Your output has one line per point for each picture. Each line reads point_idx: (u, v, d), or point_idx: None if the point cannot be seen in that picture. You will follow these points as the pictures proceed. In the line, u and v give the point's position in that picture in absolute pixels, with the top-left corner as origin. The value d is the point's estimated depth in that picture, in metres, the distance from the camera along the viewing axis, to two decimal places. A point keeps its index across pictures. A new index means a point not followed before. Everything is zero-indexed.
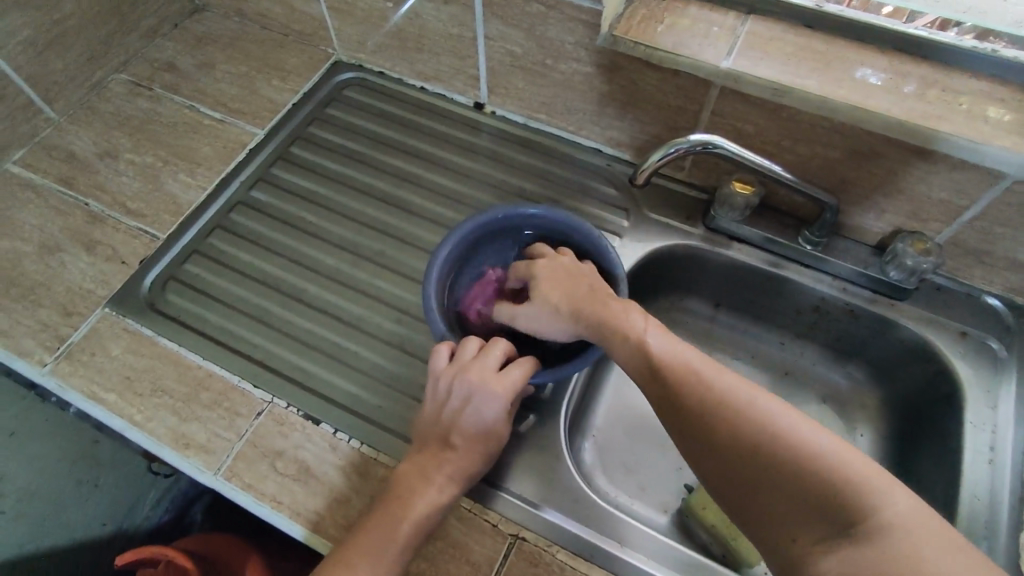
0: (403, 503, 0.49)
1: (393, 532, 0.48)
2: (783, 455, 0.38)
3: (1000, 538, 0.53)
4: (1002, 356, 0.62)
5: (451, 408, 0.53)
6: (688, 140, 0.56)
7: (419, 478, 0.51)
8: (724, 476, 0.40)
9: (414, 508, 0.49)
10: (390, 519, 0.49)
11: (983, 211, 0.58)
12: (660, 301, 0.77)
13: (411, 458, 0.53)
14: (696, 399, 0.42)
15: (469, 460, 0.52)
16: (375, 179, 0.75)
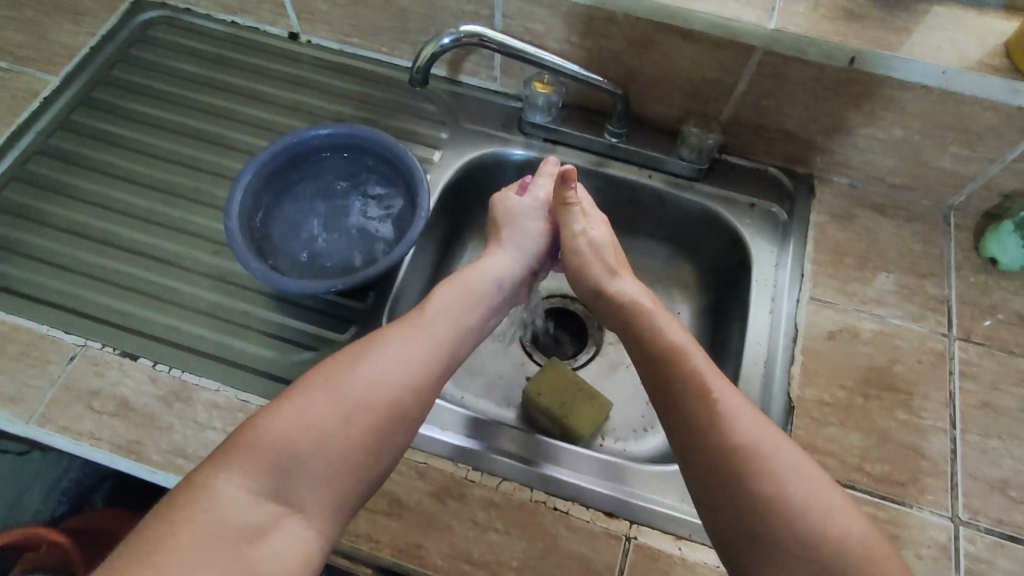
0: (348, 372, 0.47)
1: (332, 403, 0.45)
2: (742, 418, 0.46)
3: (775, 372, 0.60)
4: (784, 220, 0.69)
5: (393, 352, 0.49)
6: (459, 31, 0.57)
7: (361, 351, 0.49)
8: (686, 421, 0.47)
9: (358, 381, 0.47)
10: (335, 390, 0.46)
11: (748, 87, 0.63)
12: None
13: (321, 384, 0.46)
14: (693, 369, 0.49)
15: (418, 338, 0.51)
16: (188, 117, 0.73)
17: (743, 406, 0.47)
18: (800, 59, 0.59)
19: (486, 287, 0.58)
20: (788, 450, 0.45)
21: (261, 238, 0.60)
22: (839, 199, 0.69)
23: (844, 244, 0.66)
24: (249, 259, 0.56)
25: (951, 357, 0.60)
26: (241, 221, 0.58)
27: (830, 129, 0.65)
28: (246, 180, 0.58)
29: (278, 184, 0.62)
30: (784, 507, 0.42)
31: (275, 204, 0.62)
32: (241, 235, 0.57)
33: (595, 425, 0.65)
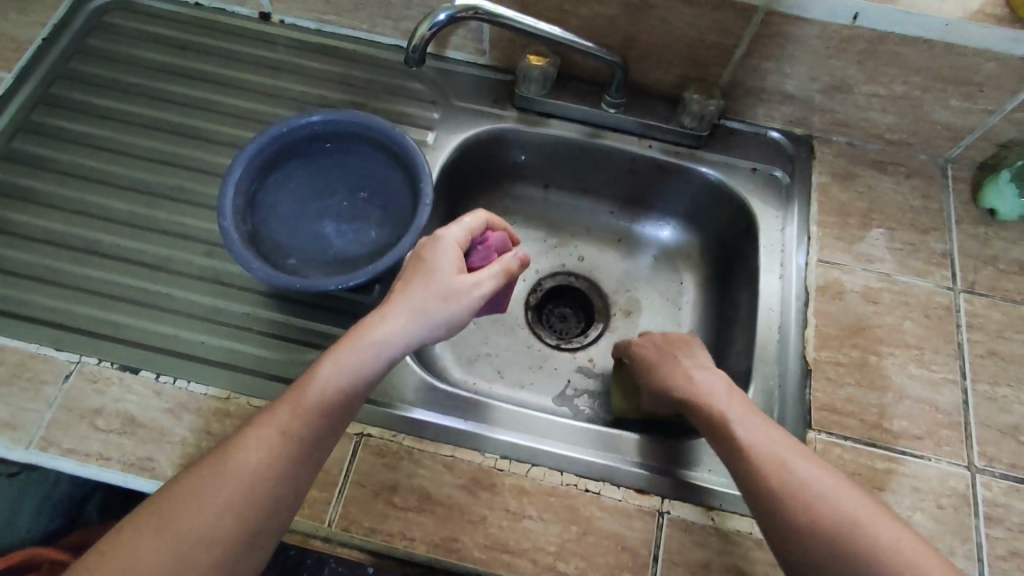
0: (208, 486, 0.42)
1: (192, 519, 0.41)
2: (819, 491, 0.44)
3: (790, 336, 0.60)
4: (786, 182, 0.68)
5: (247, 464, 0.43)
6: (455, 5, 0.53)
7: (221, 456, 0.43)
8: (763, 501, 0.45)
9: (210, 504, 0.41)
10: (184, 513, 0.41)
11: (748, 49, 0.62)
12: (492, 190, 0.77)
13: (164, 510, 0.42)
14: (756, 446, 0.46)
15: (290, 424, 0.44)
16: (160, 110, 0.68)
17: (815, 477, 0.44)
18: (801, 18, 0.57)
19: (369, 364, 0.46)
20: (840, 486, 0.44)
21: (257, 236, 0.57)
22: (839, 158, 0.69)
23: (847, 203, 0.66)
24: (248, 259, 0.53)
25: (958, 310, 0.61)
26: (235, 219, 0.54)
27: (830, 88, 0.64)
28: (236, 175, 0.55)
29: (269, 178, 0.59)
30: (848, 538, 0.42)
31: (267, 198, 0.59)
32: (238, 234, 0.54)
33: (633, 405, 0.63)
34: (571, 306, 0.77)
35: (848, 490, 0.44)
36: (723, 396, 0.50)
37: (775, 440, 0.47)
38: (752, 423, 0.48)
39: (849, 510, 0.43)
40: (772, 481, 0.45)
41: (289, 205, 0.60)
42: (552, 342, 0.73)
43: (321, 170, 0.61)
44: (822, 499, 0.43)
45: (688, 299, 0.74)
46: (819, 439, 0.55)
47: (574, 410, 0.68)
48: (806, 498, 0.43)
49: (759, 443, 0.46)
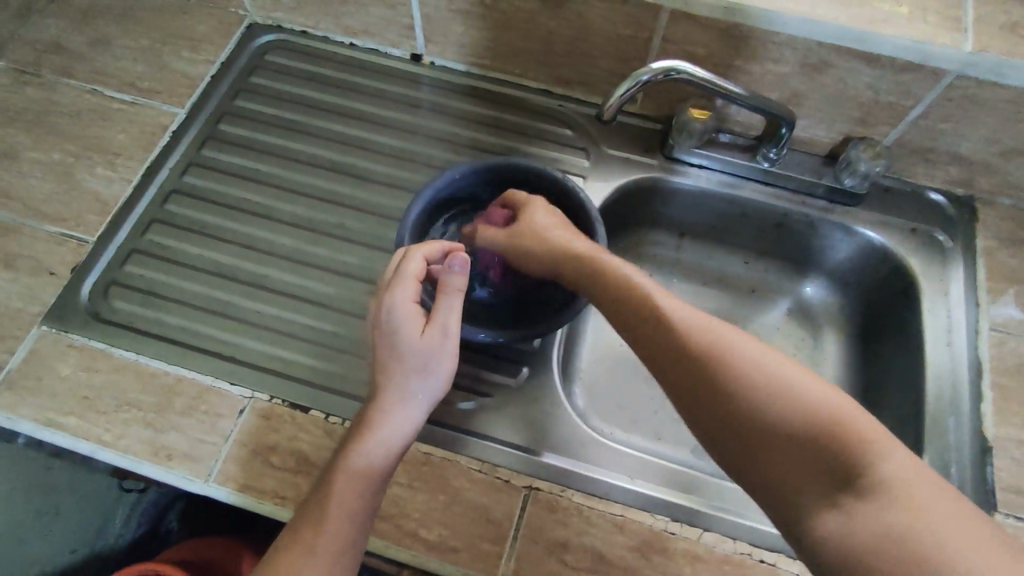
0: (314, 526, 0.45)
1: (303, 564, 0.43)
2: (824, 413, 0.40)
3: (964, 409, 0.58)
4: (948, 246, 0.66)
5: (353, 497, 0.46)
6: (654, 66, 0.53)
7: (333, 491, 0.46)
8: (752, 444, 0.41)
9: (323, 544, 0.44)
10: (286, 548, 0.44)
11: (925, 110, 0.60)
12: (627, 233, 0.77)
13: (289, 537, 0.45)
14: (740, 372, 0.42)
15: (374, 447, 0.47)
16: (319, 148, 0.70)
17: (810, 396, 0.40)
18: (993, 83, 0.56)
19: (419, 390, 0.49)
20: (827, 409, 0.40)
21: None
22: (1005, 221, 0.66)
23: (1016, 269, 0.64)
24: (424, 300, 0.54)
25: None
26: None
27: (1008, 152, 0.62)
28: (414, 217, 0.57)
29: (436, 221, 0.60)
30: (850, 471, 0.38)
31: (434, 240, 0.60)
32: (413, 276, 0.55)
33: None
34: None
35: (824, 384, 0.41)
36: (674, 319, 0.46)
37: (768, 365, 0.42)
38: (720, 346, 0.44)
39: (830, 450, 0.39)
40: (748, 427, 0.41)
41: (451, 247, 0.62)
42: None
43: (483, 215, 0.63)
44: (807, 435, 0.39)
45: (828, 356, 0.72)
46: (1009, 523, 0.52)
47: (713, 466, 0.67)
48: (782, 425, 0.40)
49: (727, 379, 0.42)
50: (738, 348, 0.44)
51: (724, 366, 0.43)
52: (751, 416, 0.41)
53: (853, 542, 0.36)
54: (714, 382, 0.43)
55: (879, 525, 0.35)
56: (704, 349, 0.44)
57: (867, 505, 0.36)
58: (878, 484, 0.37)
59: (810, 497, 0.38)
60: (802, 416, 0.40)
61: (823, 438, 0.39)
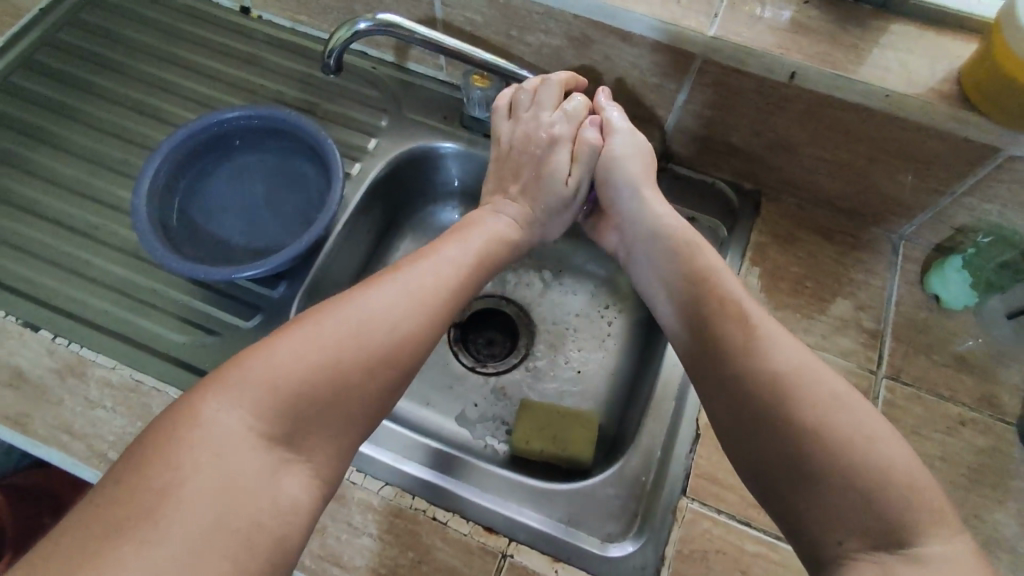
0: (314, 339, 0.45)
1: (290, 377, 0.43)
2: (810, 362, 0.45)
3: (689, 394, 0.58)
4: (724, 238, 0.66)
5: (378, 350, 0.46)
6: (376, 17, 0.56)
7: (335, 315, 0.46)
8: (747, 378, 0.46)
9: (302, 378, 0.43)
10: (373, 366, 0.45)
11: (690, 96, 0.61)
12: (437, 202, 0.76)
13: (287, 370, 0.43)
14: (738, 311, 0.49)
15: (404, 294, 0.49)
16: (127, 88, 0.71)
17: (813, 359, 0.46)
18: (740, 70, 0.56)
19: (461, 264, 0.55)
20: (856, 400, 0.43)
21: (174, 233, 0.59)
22: (784, 220, 0.66)
23: (781, 266, 0.64)
24: (158, 250, 0.54)
25: (875, 397, 0.57)
26: (149, 216, 0.56)
27: (775, 146, 0.62)
28: (149, 175, 0.57)
29: (185, 178, 0.60)
30: (851, 443, 0.41)
31: (184, 197, 0.60)
32: (150, 230, 0.55)
33: (524, 445, 0.64)
34: (496, 329, 0.76)
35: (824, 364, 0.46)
36: (703, 275, 0.53)
37: (756, 315, 0.49)
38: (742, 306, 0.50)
39: (871, 428, 0.41)
40: (741, 367, 0.46)
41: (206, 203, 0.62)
42: (468, 363, 0.73)
43: (240, 167, 0.64)
44: (833, 405, 0.42)
45: (612, 342, 0.72)
46: (691, 508, 0.52)
47: (473, 436, 0.68)
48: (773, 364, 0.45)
49: (734, 332, 0.48)
50: (741, 297, 0.51)
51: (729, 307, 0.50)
52: (755, 369, 0.46)
53: (815, 505, 0.40)
54: (728, 322, 0.49)
55: (886, 498, 0.39)
56: (727, 308, 0.50)
57: (852, 469, 0.40)
58: (888, 475, 0.39)
59: (809, 458, 0.41)
60: (780, 357, 0.46)
61: (854, 416, 0.42)
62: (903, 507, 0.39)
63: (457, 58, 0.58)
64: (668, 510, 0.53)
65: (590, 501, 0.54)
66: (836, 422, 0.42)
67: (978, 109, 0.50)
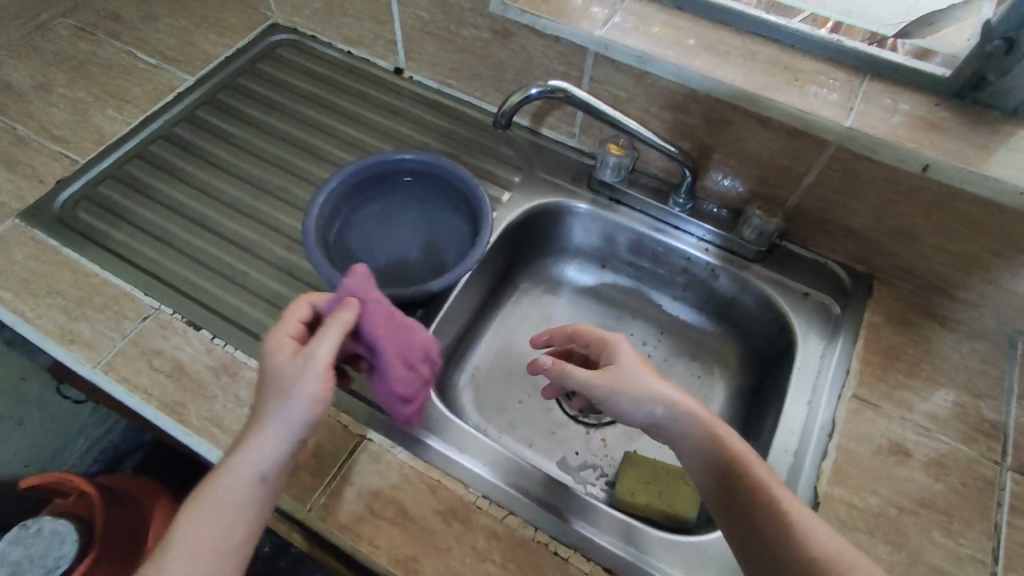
0: None
1: None
2: (826, 535, 0.46)
3: (805, 463, 0.59)
4: (837, 315, 0.68)
5: None
6: (547, 84, 0.62)
7: None
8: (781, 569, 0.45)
9: None
10: None
11: (816, 179, 0.65)
12: (558, 260, 0.82)
13: None
14: (763, 497, 0.47)
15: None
16: (293, 128, 0.80)
17: (829, 532, 0.46)
18: (872, 159, 0.60)
19: (215, 524, 0.42)
20: (847, 542, 0.46)
21: (332, 255, 0.64)
22: (897, 304, 0.68)
23: (896, 348, 0.65)
24: (324, 266, 0.60)
25: (1000, 488, 0.57)
26: (317, 236, 0.62)
27: (896, 234, 0.65)
28: (320, 202, 0.63)
29: (345, 208, 0.67)
30: None
31: (342, 226, 0.67)
32: (317, 248, 0.61)
33: (630, 496, 0.64)
34: None
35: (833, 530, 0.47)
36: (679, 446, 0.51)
37: (779, 494, 0.48)
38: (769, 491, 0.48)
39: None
40: (769, 547, 0.46)
41: (358, 232, 0.68)
42: (570, 412, 0.74)
43: (391, 205, 0.70)
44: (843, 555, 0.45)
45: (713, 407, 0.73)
46: None
47: (575, 481, 0.69)
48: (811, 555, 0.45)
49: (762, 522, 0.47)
50: (764, 475, 0.49)
51: (756, 491, 0.48)
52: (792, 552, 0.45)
53: None
54: (756, 512, 0.47)
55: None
56: (753, 496, 0.48)
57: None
58: None
59: None
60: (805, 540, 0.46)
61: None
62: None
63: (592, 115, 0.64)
64: None
65: (706, 558, 0.54)
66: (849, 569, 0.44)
67: None
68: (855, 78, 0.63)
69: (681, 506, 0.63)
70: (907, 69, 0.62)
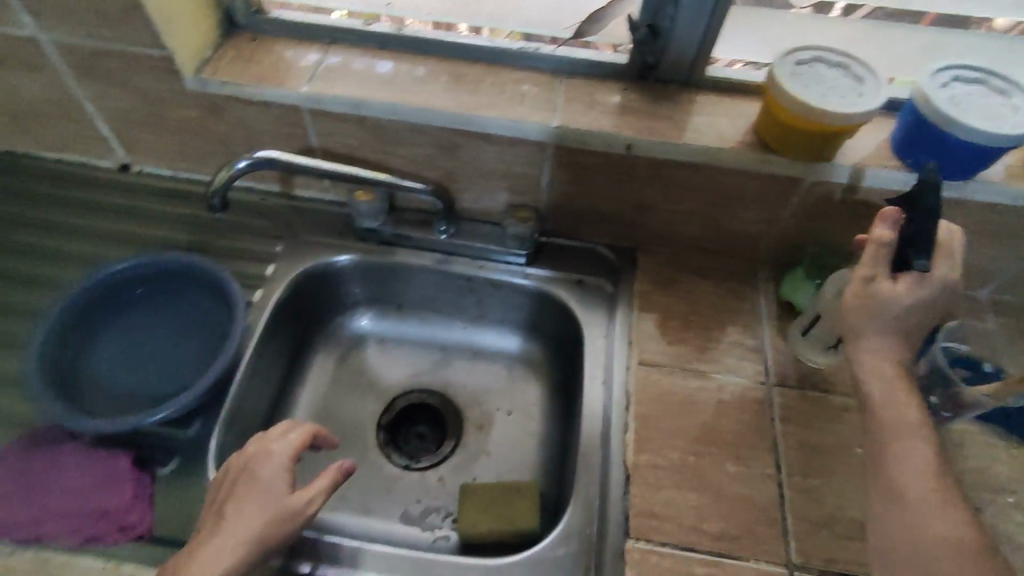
0: None
1: None
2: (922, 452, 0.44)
3: (613, 441, 0.62)
4: (612, 293, 0.74)
5: None
6: (253, 155, 0.60)
7: None
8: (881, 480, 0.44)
9: None
10: None
11: (552, 177, 0.69)
12: (414, 318, 0.81)
13: None
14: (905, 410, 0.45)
15: None
16: (8, 260, 0.70)
17: (899, 432, 0.45)
18: (586, 150, 0.65)
19: None
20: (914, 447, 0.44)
21: (73, 393, 0.58)
22: (659, 268, 0.75)
23: (665, 307, 0.71)
24: (57, 410, 0.54)
25: (772, 405, 0.64)
26: (46, 382, 0.55)
27: (635, 207, 0.71)
28: (39, 342, 0.56)
29: (82, 337, 0.61)
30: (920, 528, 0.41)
31: (82, 356, 0.60)
32: (45, 394, 0.54)
33: (473, 524, 0.64)
34: (425, 422, 0.77)
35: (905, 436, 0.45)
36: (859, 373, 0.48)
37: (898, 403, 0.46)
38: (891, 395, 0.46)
39: (940, 524, 0.41)
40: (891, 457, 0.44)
41: (104, 356, 0.62)
42: (402, 463, 0.73)
43: (139, 317, 0.64)
44: (948, 493, 0.42)
45: (535, 410, 0.76)
46: (637, 547, 0.55)
47: (421, 531, 0.67)
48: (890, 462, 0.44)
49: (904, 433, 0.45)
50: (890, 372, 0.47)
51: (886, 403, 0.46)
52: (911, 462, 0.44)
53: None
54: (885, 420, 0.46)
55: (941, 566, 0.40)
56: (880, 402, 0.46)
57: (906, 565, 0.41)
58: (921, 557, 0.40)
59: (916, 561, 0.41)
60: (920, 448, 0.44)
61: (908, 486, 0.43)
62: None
63: (321, 177, 0.64)
64: (618, 554, 0.55)
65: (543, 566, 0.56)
66: (961, 539, 0.40)
67: (776, 151, 0.62)
68: (554, 80, 0.68)
69: (520, 519, 0.64)
70: (593, 62, 0.68)
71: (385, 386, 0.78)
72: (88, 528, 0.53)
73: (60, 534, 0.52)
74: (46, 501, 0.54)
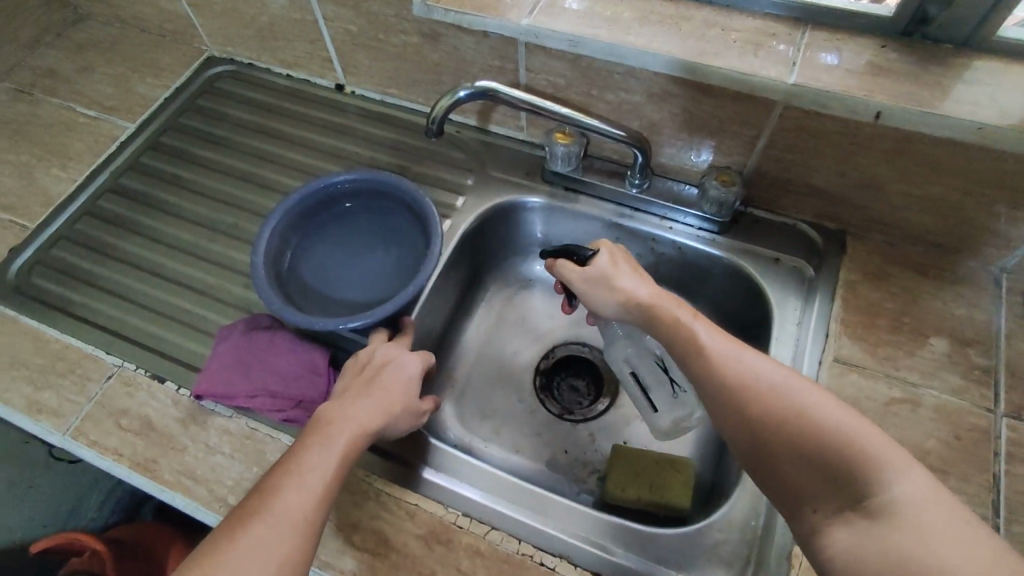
0: None
1: None
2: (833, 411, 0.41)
3: None
4: (811, 278, 0.66)
5: None
6: (474, 85, 0.61)
7: None
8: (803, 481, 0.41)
9: None
10: None
11: (770, 141, 0.63)
12: None
13: None
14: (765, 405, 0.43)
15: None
16: (240, 161, 0.79)
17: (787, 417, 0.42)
18: (822, 114, 0.57)
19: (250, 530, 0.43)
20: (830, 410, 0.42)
21: (284, 289, 0.63)
22: (873, 258, 0.66)
23: (875, 303, 0.63)
24: (275, 302, 0.59)
25: (996, 437, 0.55)
26: (267, 275, 0.61)
27: (862, 185, 0.62)
28: (265, 238, 0.62)
29: (295, 239, 0.66)
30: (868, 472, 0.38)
31: (292, 257, 0.65)
32: (267, 285, 0.60)
33: (622, 489, 0.62)
34: (581, 375, 0.76)
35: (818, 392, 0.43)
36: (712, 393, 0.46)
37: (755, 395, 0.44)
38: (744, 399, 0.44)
39: (903, 489, 0.37)
40: (790, 455, 0.42)
41: (311, 260, 0.67)
42: (555, 411, 0.73)
43: (341, 229, 0.69)
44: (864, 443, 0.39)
45: None
46: (807, 555, 0.50)
47: (566, 481, 0.68)
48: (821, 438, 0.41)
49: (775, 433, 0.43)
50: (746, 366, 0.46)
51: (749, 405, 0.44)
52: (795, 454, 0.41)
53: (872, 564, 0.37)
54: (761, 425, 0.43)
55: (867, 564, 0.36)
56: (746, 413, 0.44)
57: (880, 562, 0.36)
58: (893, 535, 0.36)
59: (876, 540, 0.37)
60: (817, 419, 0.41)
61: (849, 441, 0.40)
62: (949, 558, 0.34)
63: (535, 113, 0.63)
64: (784, 556, 0.51)
65: (699, 549, 0.53)
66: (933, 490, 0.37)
67: None
68: (795, 30, 0.60)
69: (673, 494, 0.61)
70: (848, 12, 0.59)
71: (546, 332, 0.78)
72: (292, 410, 0.59)
73: (266, 410, 0.59)
74: (258, 379, 0.60)
